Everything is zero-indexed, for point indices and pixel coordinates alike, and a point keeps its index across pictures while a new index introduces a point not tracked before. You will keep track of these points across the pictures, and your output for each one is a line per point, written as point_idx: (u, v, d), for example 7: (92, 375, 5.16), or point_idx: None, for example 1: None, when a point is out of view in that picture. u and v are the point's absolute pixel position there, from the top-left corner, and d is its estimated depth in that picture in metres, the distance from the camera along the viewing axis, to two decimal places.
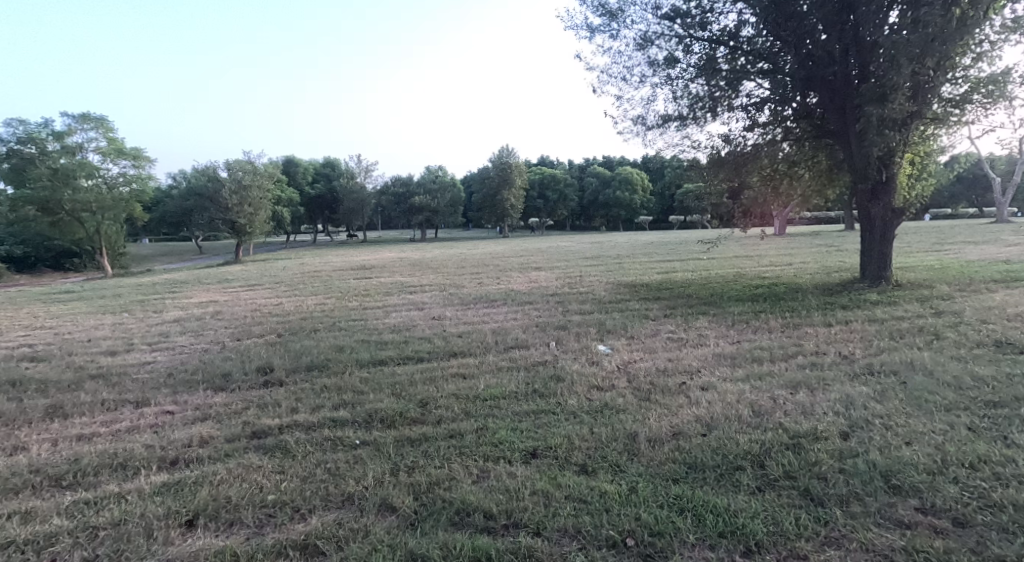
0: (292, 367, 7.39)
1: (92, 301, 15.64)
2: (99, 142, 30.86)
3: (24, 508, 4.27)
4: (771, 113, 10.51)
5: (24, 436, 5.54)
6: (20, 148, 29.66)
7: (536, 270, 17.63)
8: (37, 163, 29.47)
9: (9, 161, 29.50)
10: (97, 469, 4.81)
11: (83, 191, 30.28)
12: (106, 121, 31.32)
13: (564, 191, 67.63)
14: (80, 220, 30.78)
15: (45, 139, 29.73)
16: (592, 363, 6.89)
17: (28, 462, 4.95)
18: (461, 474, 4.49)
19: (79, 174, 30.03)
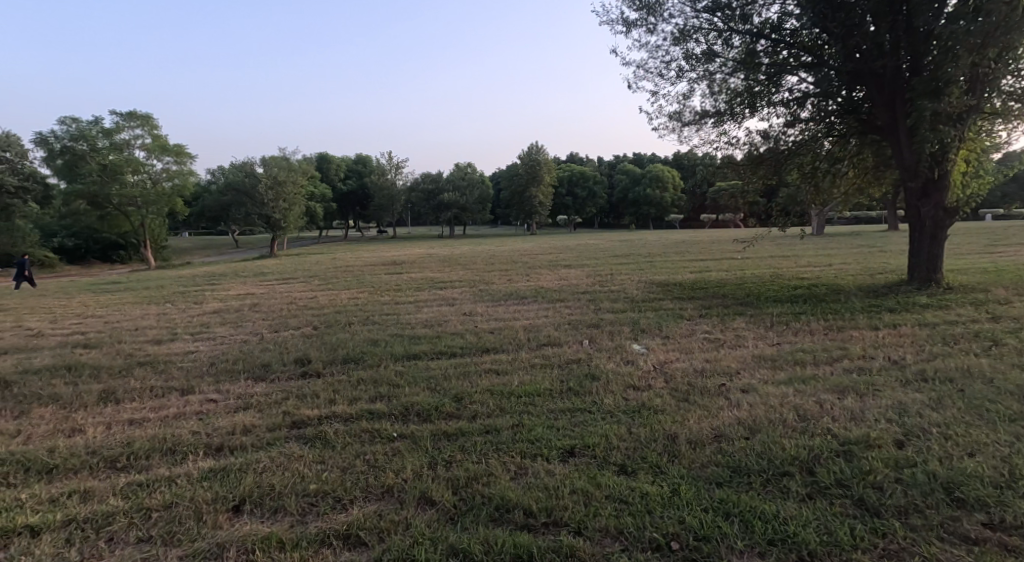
0: (329, 360, 7.49)
1: (135, 292, 16.11)
2: (145, 139, 31.80)
3: (82, 488, 4.42)
4: (813, 109, 10.25)
5: (79, 419, 5.72)
6: (71, 145, 30.43)
7: (566, 268, 17.51)
8: (88, 159, 30.32)
9: (62, 157, 30.17)
10: (147, 452, 4.95)
11: (130, 186, 31.20)
12: (152, 118, 32.13)
13: (594, 189, 67.09)
14: (127, 213, 32.05)
15: (96, 135, 30.71)
16: (628, 362, 6.82)
17: (83, 444, 5.12)
18: (499, 470, 4.49)
19: (126, 170, 30.96)
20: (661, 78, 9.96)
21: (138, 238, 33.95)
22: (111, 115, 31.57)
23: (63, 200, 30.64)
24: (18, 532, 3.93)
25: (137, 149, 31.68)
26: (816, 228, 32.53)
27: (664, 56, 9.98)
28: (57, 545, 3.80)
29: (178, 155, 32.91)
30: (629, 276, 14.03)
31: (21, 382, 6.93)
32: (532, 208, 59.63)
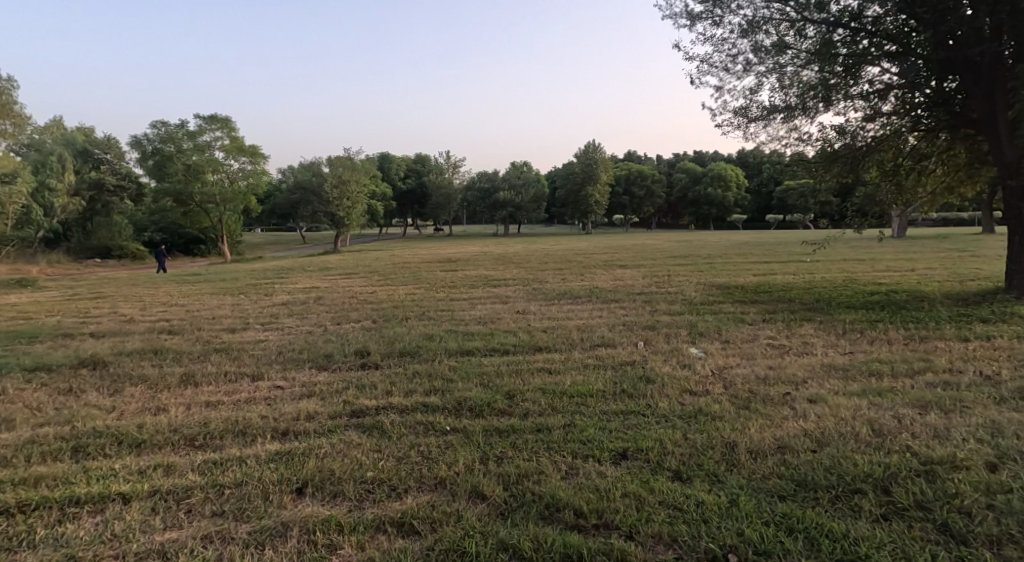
0: (386, 352, 7.59)
1: (211, 283, 16.86)
2: (223, 141, 33.03)
3: (164, 462, 4.60)
4: (896, 101, 9.70)
5: (163, 399, 5.98)
6: (160, 147, 32.06)
7: (623, 268, 17.21)
8: (175, 160, 31.82)
9: (152, 158, 31.98)
10: (221, 433, 5.11)
11: (210, 185, 32.69)
12: (230, 121, 33.40)
13: (652, 187, 65.75)
14: (206, 210, 33.59)
15: (181, 138, 32.07)
16: (685, 367, 6.59)
17: (166, 422, 5.34)
18: (550, 469, 4.40)
19: (206, 170, 32.33)
20: (726, 72, 9.61)
21: (216, 233, 35.64)
22: (194, 119, 32.90)
23: (153, 197, 32.83)
24: (110, 499, 4.14)
25: (217, 150, 32.96)
26: (897, 230, 30.68)
27: (730, 49, 9.62)
28: (142, 514, 3.98)
29: (252, 155, 34.22)
30: (689, 277, 13.67)
31: (113, 362, 7.32)
32: (588, 207, 58.92)
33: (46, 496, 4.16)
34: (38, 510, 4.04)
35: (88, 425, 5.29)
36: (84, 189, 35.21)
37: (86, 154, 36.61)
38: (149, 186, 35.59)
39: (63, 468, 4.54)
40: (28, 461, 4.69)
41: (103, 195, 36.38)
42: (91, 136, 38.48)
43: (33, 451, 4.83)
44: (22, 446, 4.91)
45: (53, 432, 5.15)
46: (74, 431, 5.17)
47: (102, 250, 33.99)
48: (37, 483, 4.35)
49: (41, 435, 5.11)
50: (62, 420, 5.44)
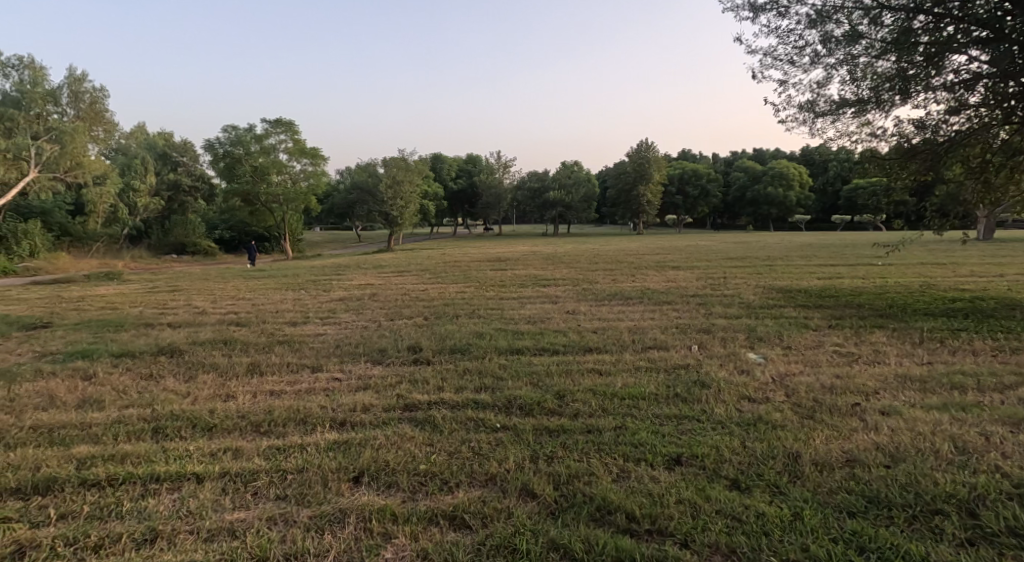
0: (437, 348, 7.62)
1: (273, 279, 17.45)
2: (287, 143, 34.13)
3: (234, 445, 4.75)
4: (985, 92, 8.95)
5: (233, 386, 6.18)
6: (230, 149, 33.23)
7: (676, 270, 16.85)
8: (243, 161, 33.07)
9: (223, 160, 33.20)
10: (284, 421, 5.24)
11: (275, 185, 33.82)
12: (294, 124, 34.48)
13: (707, 187, 64.23)
14: (271, 210, 34.85)
15: (250, 140, 33.26)
16: (743, 372, 6.35)
17: (235, 408, 5.51)
18: (601, 471, 4.33)
19: (272, 171, 33.51)
20: (792, 65, 9.23)
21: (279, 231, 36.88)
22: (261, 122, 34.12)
23: (223, 197, 34.11)
24: (185, 478, 4.30)
25: (281, 152, 34.09)
26: (983, 231, 28.93)
27: (797, 41, 9.22)
28: (214, 493, 4.12)
29: (313, 157, 35.22)
30: (745, 279, 13.25)
31: (189, 351, 7.63)
32: (640, 207, 58.06)
33: (131, 471, 4.36)
34: (123, 485, 4.23)
35: (166, 408, 5.51)
36: (162, 189, 36.78)
37: (166, 158, 38.56)
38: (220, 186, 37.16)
39: (145, 447, 4.73)
40: (114, 439, 4.91)
41: (180, 195, 37.87)
42: (172, 141, 40.63)
43: (119, 430, 5.05)
44: (110, 425, 5.16)
45: (136, 414, 5.38)
46: (154, 414, 5.39)
47: (177, 246, 35.53)
48: (123, 459, 4.56)
49: (126, 415, 5.35)
50: (145, 403, 5.69)
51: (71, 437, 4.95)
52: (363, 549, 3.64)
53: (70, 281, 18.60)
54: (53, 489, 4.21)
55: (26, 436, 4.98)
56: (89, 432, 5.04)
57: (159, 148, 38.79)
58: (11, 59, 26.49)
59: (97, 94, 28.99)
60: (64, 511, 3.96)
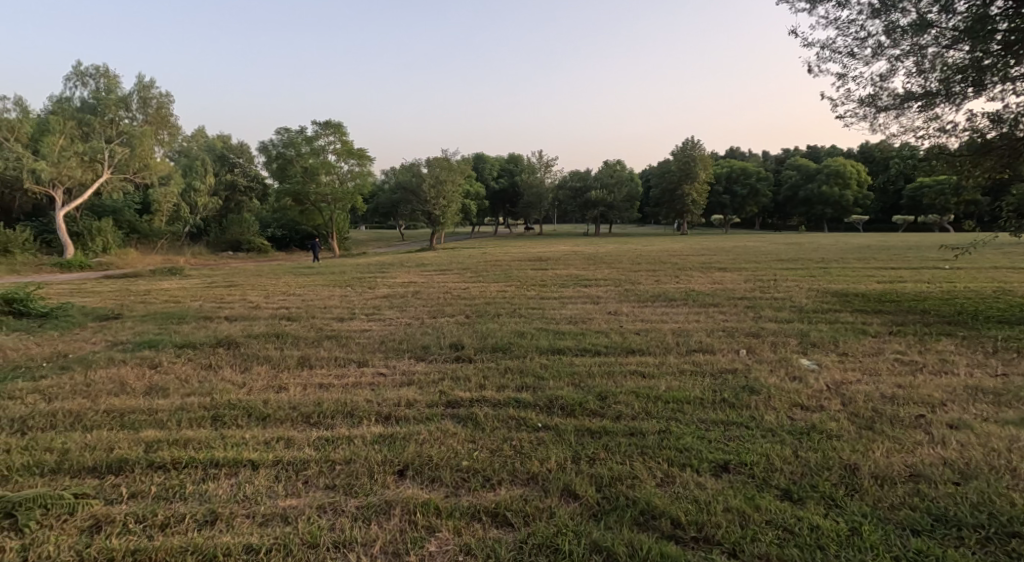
0: (479, 347, 7.62)
1: (322, 276, 17.83)
2: (336, 145, 34.73)
3: (286, 435, 4.84)
4: None
5: (285, 378, 6.31)
6: (282, 150, 34.14)
7: (722, 271, 16.48)
8: (294, 162, 33.98)
9: (275, 162, 34.21)
10: (332, 413, 5.31)
11: (324, 185, 34.54)
12: (343, 126, 35.06)
13: (756, 185, 62.56)
14: (320, 209, 35.63)
15: (301, 142, 34.03)
16: (795, 379, 6.11)
17: (287, 399, 5.62)
18: (644, 475, 4.25)
19: (321, 172, 34.24)
20: (855, 57, 8.84)
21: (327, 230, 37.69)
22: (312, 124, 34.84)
23: (276, 197, 35.10)
24: (242, 464, 4.40)
25: (330, 154, 34.75)
26: None
27: (859, 32, 8.87)
28: (268, 480, 4.22)
29: (360, 158, 35.77)
30: (797, 282, 12.84)
31: (244, 343, 7.83)
32: (685, 207, 57.03)
33: (193, 455, 4.49)
34: (186, 468, 4.36)
35: (224, 397, 5.66)
36: (220, 190, 38.15)
37: (224, 159, 39.99)
38: (274, 186, 38.21)
39: (205, 434, 4.86)
40: (178, 425, 5.07)
41: (236, 195, 39.15)
42: (229, 142, 42.12)
43: (182, 416, 5.22)
44: (174, 412, 5.32)
45: (197, 402, 5.54)
46: (214, 402, 5.54)
47: (233, 243, 36.58)
48: (186, 444, 4.69)
49: (188, 403, 5.52)
50: (205, 392, 5.86)
51: (140, 421, 5.13)
52: (408, 541, 3.67)
53: (136, 275, 19.40)
54: (124, 470, 4.37)
55: (100, 419, 5.18)
56: (155, 417, 5.21)
57: (217, 150, 40.16)
58: (88, 68, 27.96)
59: (162, 99, 29.92)
60: (133, 490, 4.10)
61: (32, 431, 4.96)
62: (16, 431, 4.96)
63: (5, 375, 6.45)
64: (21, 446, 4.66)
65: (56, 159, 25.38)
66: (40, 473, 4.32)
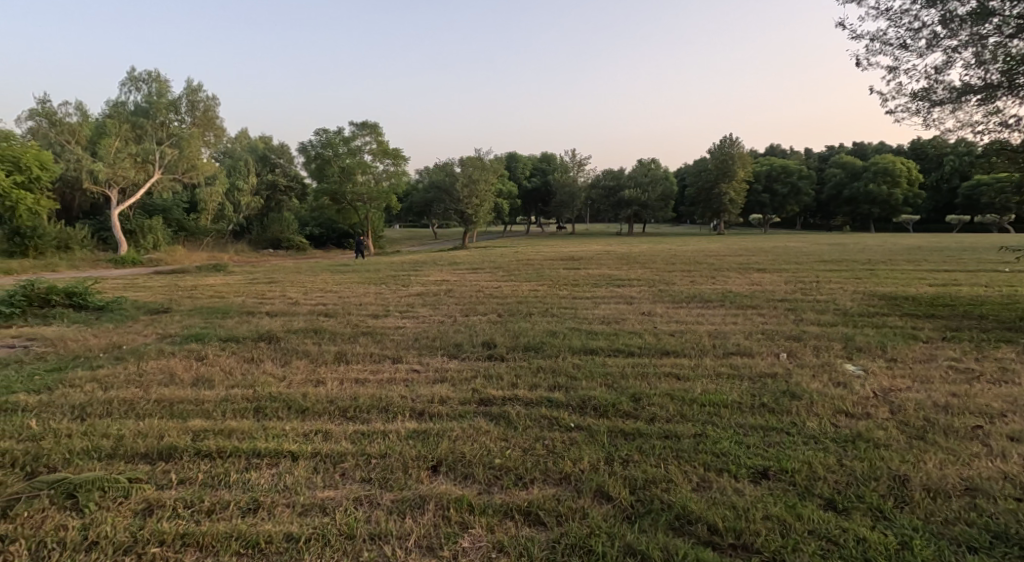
0: (512, 345, 7.58)
1: (358, 273, 18.06)
2: (371, 145, 35.18)
3: (324, 428, 4.89)
4: None
5: (323, 373, 6.38)
6: (320, 150, 34.76)
7: (760, 271, 16.14)
8: (332, 162, 34.57)
9: (313, 162, 34.85)
10: (368, 407, 5.34)
11: (360, 185, 34.99)
12: (379, 126, 35.50)
13: (798, 184, 60.98)
14: (356, 208, 36.09)
15: (338, 142, 34.58)
16: (839, 385, 5.90)
17: (325, 393, 5.67)
18: (679, 478, 4.16)
19: (357, 171, 34.68)
20: (908, 49, 8.53)
21: (362, 228, 38.18)
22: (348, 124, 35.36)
23: (314, 197, 35.75)
24: (283, 455, 4.46)
25: (366, 154, 35.21)
26: None
27: (913, 22, 8.54)
28: (307, 471, 4.26)
29: (395, 158, 36.14)
30: (840, 285, 12.46)
31: (284, 338, 7.96)
32: (722, 206, 56.00)
33: (237, 445, 4.56)
34: (230, 457, 4.43)
35: (266, 390, 5.75)
36: (262, 189, 39.07)
37: (265, 159, 40.97)
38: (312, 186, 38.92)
39: (248, 425, 4.93)
40: (223, 415, 5.16)
41: (277, 194, 39.81)
42: (270, 143, 43.13)
43: (226, 407, 5.31)
44: (219, 402, 5.43)
45: (241, 393, 5.64)
46: (256, 394, 5.63)
47: (273, 241, 37.35)
48: (230, 434, 4.78)
49: (232, 394, 5.62)
50: (247, 384, 5.96)
51: (187, 411, 5.24)
52: (442, 536, 3.67)
53: (184, 271, 20.00)
54: (173, 457, 4.46)
55: (151, 408, 5.31)
56: (201, 408, 5.31)
57: (259, 151, 41.07)
58: (142, 74, 28.90)
59: (209, 102, 30.61)
60: (182, 476, 4.18)
61: (89, 417, 5.10)
62: (74, 417, 5.11)
63: (65, 363, 6.69)
64: (79, 431, 4.80)
65: (113, 160, 26.49)
66: (98, 457, 4.44)
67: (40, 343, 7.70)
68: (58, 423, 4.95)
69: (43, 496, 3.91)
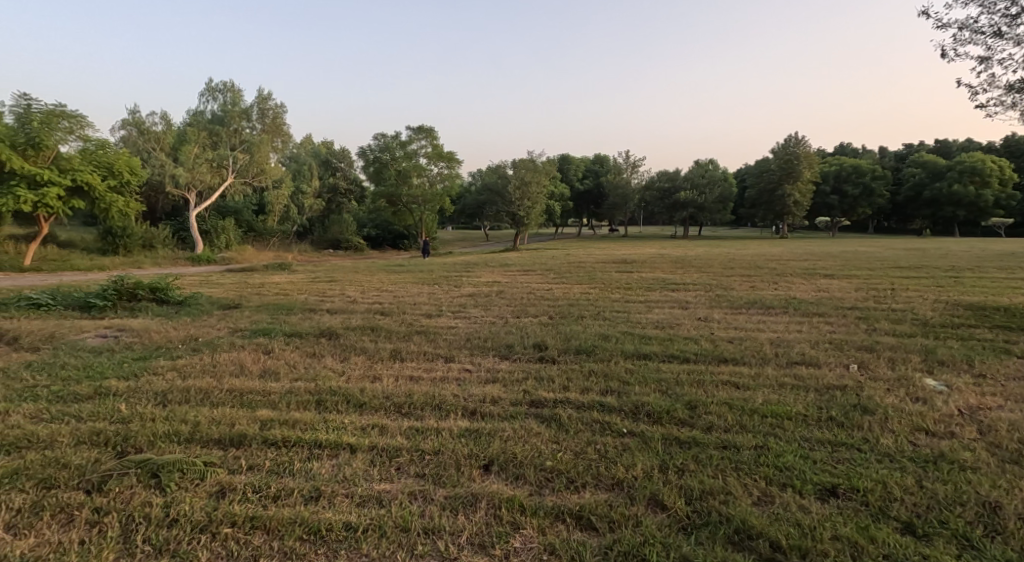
0: (564, 348, 7.45)
1: (412, 273, 18.28)
2: (426, 148, 35.64)
3: (381, 423, 4.90)
4: None
5: (379, 369, 6.43)
6: (377, 154, 35.54)
7: (827, 278, 15.40)
8: (389, 166, 35.31)
9: (371, 166, 35.71)
10: (422, 405, 5.32)
11: (415, 188, 35.54)
12: (434, 130, 35.88)
13: (869, 185, 58.16)
14: (411, 210, 36.65)
15: (395, 146, 35.23)
16: (917, 401, 5.50)
17: (381, 389, 5.70)
18: (739, 491, 3.96)
19: (413, 174, 35.20)
20: (1002, 38, 7.95)
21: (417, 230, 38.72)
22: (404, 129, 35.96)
23: (371, 199, 36.57)
24: (341, 447, 4.49)
25: (421, 157, 35.70)
26: None
27: (1007, 9, 7.95)
28: (364, 464, 4.26)
29: (449, 161, 36.37)
30: (915, 294, 11.73)
31: (343, 334, 8.10)
32: (786, 208, 53.98)
33: (301, 435, 4.62)
34: (294, 447, 4.49)
35: (327, 384, 5.83)
36: (324, 192, 40.26)
37: (327, 163, 42.21)
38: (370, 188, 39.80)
39: (311, 417, 5.00)
40: (287, 406, 5.26)
41: (337, 197, 41.01)
42: (332, 147, 44.39)
43: (291, 399, 5.41)
44: (284, 394, 5.52)
45: (304, 386, 5.74)
46: (318, 388, 5.72)
47: (333, 241, 38.24)
48: (294, 425, 4.85)
49: (296, 387, 5.72)
50: (310, 377, 6.06)
51: (254, 401, 5.36)
52: (494, 535, 3.60)
53: (251, 269, 20.74)
54: (243, 443, 4.56)
55: (224, 397, 5.46)
56: (268, 398, 5.43)
57: (322, 156, 42.00)
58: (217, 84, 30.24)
59: (279, 109, 31.74)
60: (251, 462, 4.26)
61: (170, 404, 5.29)
62: (157, 403, 5.31)
63: (148, 353, 6.99)
64: (161, 416, 4.98)
65: (191, 165, 27.94)
66: (178, 440, 4.58)
67: (127, 334, 8.07)
68: (143, 408, 5.15)
69: (131, 474, 4.07)
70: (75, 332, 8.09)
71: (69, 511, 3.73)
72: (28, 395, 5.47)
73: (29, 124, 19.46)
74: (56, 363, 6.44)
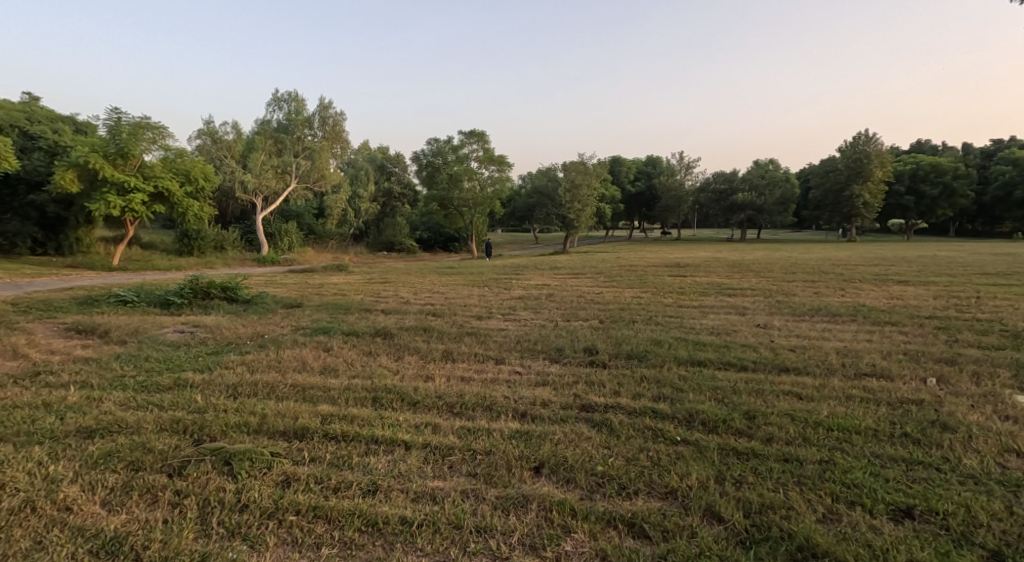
0: (615, 353, 7.24)
1: (463, 276, 18.32)
2: (477, 151, 35.79)
3: (434, 421, 4.84)
4: None
5: (432, 369, 6.41)
6: (429, 158, 36.02)
7: (900, 284, 14.48)
8: (441, 170, 35.69)
9: (424, 170, 36.25)
10: (473, 405, 5.25)
11: (466, 191, 35.76)
12: (485, 134, 35.95)
13: (951, 185, 54.73)
14: (462, 213, 36.93)
15: (446, 150, 35.59)
16: (1007, 420, 5.04)
17: (434, 389, 5.65)
18: (803, 507, 3.70)
19: (465, 178, 35.41)
20: None
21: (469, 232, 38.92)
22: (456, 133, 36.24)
23: (424, 203, 37.06)
24: (397, 443, 4.45)
25: (473, 160, 35.86)
26: None
27: None
28: (418, 461, 4.21)
29: (500, 164, 36.23)
30: (1000, 303, 10.86)
31: (398, 334, 8.13)
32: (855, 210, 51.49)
33: (358, 430, 4.62)
34: (352, 441, 4.49)
35: (382, 382, 5.83)
36: (379, 196, 41.05)
37: (382, 168, 43.00)
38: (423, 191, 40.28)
39: (368, 413, 5.00)
40: (346, 402, 5.28)
41: (392, 201, 41.73)
42: (387, 152, 45.22)
43: (349, 395, 5.43)
44: (343, 390, 5.56)
45: (361, 384, 5.76)
46: (374, 385, 5.73)
47: (388, 243, 38.98)
48: (352, 420, 4.85)
49: (354, 384, 5.75)
50: (366, 375, 6.09)
51: (314, 396, 5.41)
52: (545, 537, 3.48)
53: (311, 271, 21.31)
54: (305, 436, 4.59)
55: (287, 391, 5.54)
56: (327, 394, 5.47)
57: (377, 160, 42.59)
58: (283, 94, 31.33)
59: (340, 117, 32.60)
60: (313, 454, 4.28)
61: (240, 396, 5.40)
62: (228, 395, 5.44)
63: (220, 348, 7.20)
64: (232, 407, 5.08)
65: (258, 172, 29.10)
66: (247, 431, 4.66)
67: (202, 329, 8.37)
68: (217, 399, 5.28)
69: (207, 461, 4.15)
70: (157, 326, 8.43)
71: (154, 493, 3.82)
72: (118, 384, 5.70)
73: (120, 135, 20.53)
74: (143, 355, 6.71)
